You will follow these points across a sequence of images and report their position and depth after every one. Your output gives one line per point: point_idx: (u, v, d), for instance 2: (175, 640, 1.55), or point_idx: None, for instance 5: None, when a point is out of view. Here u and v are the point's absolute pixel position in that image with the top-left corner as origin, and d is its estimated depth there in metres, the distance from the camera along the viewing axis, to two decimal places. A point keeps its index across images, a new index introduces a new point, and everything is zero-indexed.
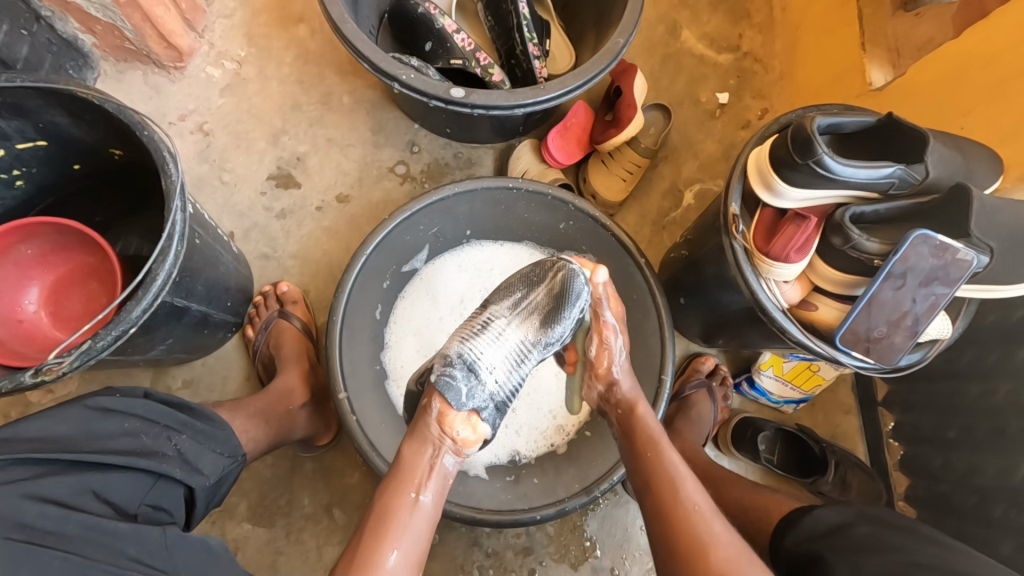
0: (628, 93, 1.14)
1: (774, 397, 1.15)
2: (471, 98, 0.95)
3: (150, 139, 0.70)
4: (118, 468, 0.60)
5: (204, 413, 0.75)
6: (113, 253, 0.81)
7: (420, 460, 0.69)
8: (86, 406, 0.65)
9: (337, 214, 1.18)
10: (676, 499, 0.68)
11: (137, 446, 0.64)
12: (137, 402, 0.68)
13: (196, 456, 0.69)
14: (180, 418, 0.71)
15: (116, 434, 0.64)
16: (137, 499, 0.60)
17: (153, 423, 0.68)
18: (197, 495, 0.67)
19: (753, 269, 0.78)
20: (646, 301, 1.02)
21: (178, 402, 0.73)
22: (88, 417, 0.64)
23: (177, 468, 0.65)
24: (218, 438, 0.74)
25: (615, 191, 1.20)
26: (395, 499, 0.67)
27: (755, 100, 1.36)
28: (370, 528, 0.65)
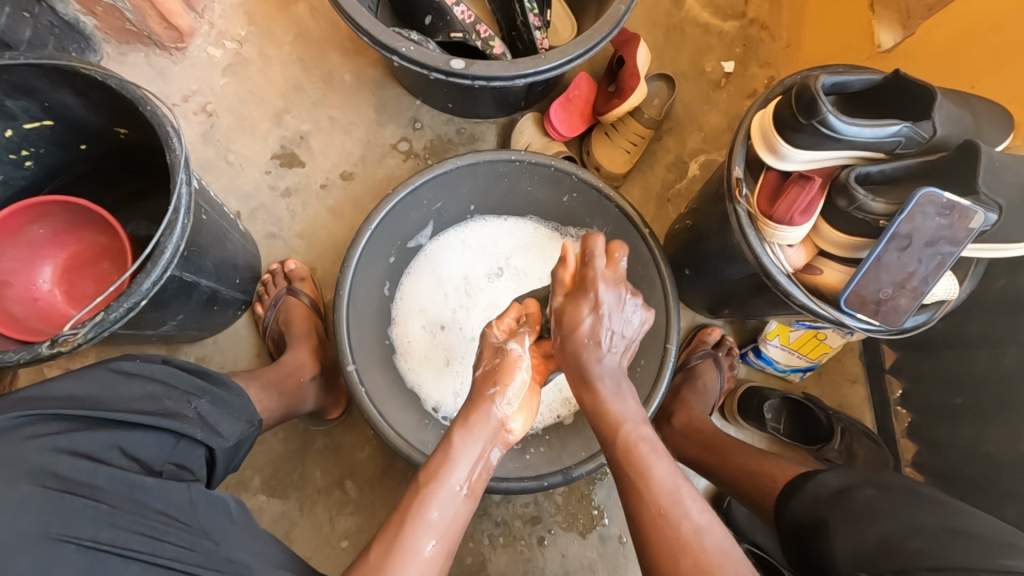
0: (631, 62, 1.12)
1: (781, 366, 1.15)
2: (472, 70, 0.94)
3: (153, 115, 0.70)
4: (143, 427, 0.61)
5: (221, 380, 0.76)
6: (122, 230, 0.82)
7: (468, 449, 0.71)
8: (109, 369, 0.66)
9: (341, 192, 1.19)
10: (649, 485, 0.64)
11: (160, 408, 0.65)
12: (159, 367, 0.69)
13: (216, 419, 0.70)
14: (199, 384, 0.72)
15: (138, 395, 0.65)
16: (161, 457, 0.61)
17: (174, 387, 0.69)
18: (217, 455, 0.69)
19: (757, 233, 0.77)
20: (651, 271, 1.03)
21: (195, 369, 0.74)
22: (112, 379, 0.65)
23: (198, 428, 0.67)
24: (235, 404, 0.75)
25: (619, 164, 1.19)
26: (438, 484, 0.67)
27: (761, 69, 1.34)
28: (395, 518, 0.64)
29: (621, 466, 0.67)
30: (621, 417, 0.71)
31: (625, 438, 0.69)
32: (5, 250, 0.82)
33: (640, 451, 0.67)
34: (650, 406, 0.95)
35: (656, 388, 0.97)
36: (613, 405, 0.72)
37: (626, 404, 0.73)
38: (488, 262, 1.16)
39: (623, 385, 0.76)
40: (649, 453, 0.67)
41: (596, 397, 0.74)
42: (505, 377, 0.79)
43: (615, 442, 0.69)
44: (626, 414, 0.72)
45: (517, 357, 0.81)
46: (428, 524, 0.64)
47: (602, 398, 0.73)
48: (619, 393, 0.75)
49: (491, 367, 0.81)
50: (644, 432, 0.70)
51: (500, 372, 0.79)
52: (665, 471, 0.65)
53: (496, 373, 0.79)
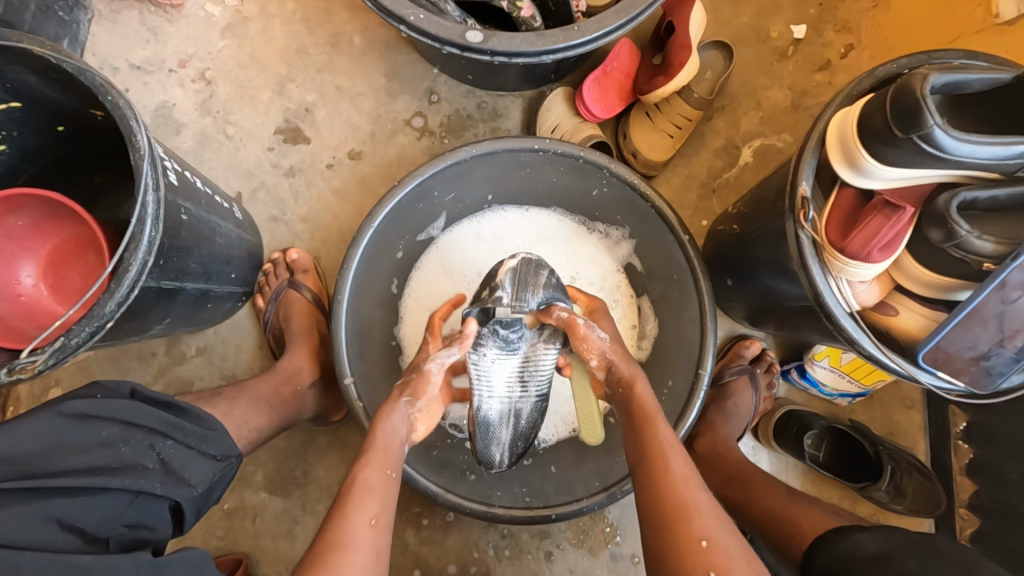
0: (682, 31, 0.95)
1: (828, 389, 1.03)
2: (490, 45, 0.80)
3: (114, 106, 0.61)
4: (84, 493, 0.52)
5: (198, 412, 0.65)
6: (94, 221, 0.75)
7: (392, 437, 0.67)
8: (59, 412, 0.56)
9: (349, 172, 1.08)
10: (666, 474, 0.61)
11: (113, 461, 0.55)
12: (120, 403, 0.59)
13: (183, 465, 0.60)
14: (167, 418, 0.61)
15: (90, 444, 0.55)
16: (111, 522, 0.53)
17: (136, 427, 0.59)
18: (184, 507, 0.60)
19: (822, 265, 0.63)
20: (686, 283, 0.90)
21: (166, 400, 0.63)
22: (59, 426, 0.55)
23: (157, 483, 0.57)
24: (210, 439, 0.65)
25: (659, 150, 1.04)
26: (365, 467, 0.62)
27: (838, 36, 1.14)
28: (334, 509, 0.59)
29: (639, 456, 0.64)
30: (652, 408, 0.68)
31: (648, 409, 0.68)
32: None
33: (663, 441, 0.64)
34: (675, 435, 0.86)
35: (684, 416, 0.86)
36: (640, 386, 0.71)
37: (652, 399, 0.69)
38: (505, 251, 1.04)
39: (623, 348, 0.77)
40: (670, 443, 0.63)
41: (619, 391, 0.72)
42: (420, 384, 0.74)
43: (637, 415, 0.68)
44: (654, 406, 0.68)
45: (432, 373, 0.75)
46: (359, 516, 0.58)
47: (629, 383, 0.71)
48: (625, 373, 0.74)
49: (407, 382, 0.75)
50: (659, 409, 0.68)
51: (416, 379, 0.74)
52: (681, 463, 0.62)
53: (415, 381, 0.74)
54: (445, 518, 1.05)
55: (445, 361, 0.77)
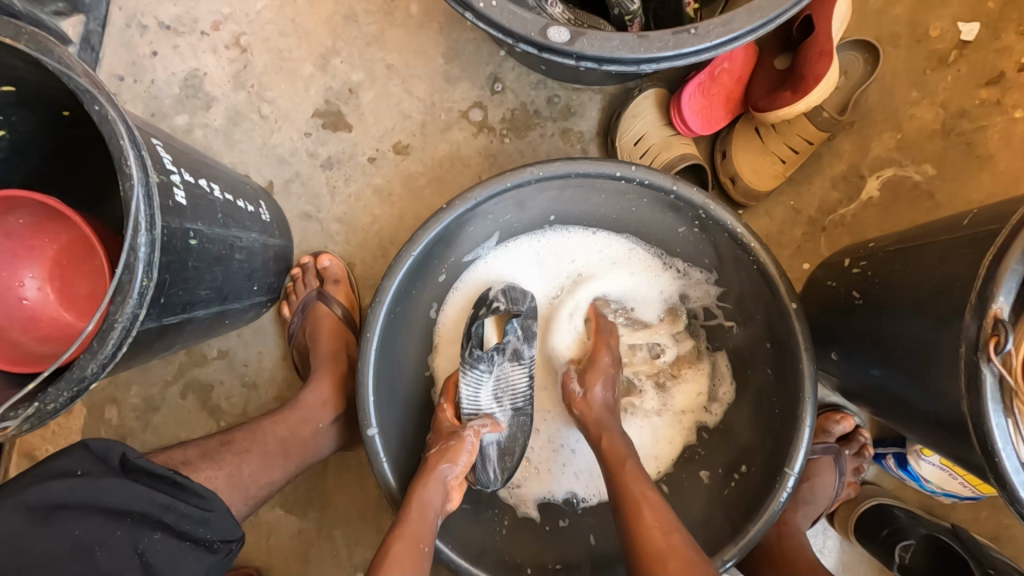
0: (823, 33, 0.73)
1: (930, 486, 0.86)
2: (578, 47, 0.62)
3: (101, 119, 0.48)
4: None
5: (196, 488, 0.56)
6: (79, 220, 0.64)
7: (428, 513, 0.68)
8: (31, 505, 0.49)
9: (393, 169, 0.94)
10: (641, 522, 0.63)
11: (88, 569, 0.49)
12: (102, 487, 0.51)
13: (170, 565, 0.52)
14: (155, 505, 0.52)
15: (63, 547, 0.49)
16: None
17: (119, 518, 0.51)
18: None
19: (1002, 410, 0.47)
20: (786, 357, 0.73)
21: (160, 476, 0.54)
22: (28, 524, 0.48)
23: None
24: (209, 523, 0.56)
25: (766, 178, 0.84)
26: (398, 539, 0.65)
27: (1022, 40, 0.88)
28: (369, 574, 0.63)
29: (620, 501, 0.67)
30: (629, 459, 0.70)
31: (636, 488, 0.67)
32: None
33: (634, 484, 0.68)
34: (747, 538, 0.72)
35: (760, 518, 0.72)
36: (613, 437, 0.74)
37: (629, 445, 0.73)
38: (561, 279, 0.89)
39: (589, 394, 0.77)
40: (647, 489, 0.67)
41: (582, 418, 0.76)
42: (455, 457, 0.74)
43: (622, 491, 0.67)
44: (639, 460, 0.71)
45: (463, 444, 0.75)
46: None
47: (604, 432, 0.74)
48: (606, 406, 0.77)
49: (443, 448, 0.75)
50: (651, 492, 0.67)
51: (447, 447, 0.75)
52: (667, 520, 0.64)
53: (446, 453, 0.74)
54: None
55: (451, 470, 0.73)
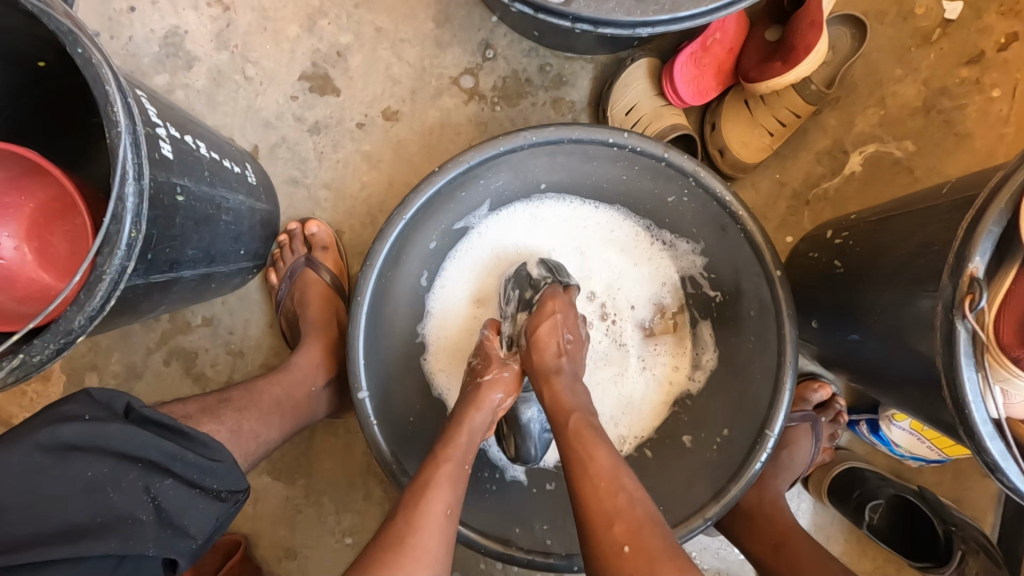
0: (814, 4, 0.74)
1: (899, 450, 0.90)
2: (574, 8, 0.62)
3: (86, 63, 0.46)
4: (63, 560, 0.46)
5: (201, 439, 0.55)
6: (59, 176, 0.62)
7: (476, 437, 0.69)
8: (42, 444, 0.48)
9: (382, 135, 0.93)
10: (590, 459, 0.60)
11: (99, 513, 0.48)
12: (111, 431, 0.50)
13: (180, 513, 0.52)
14: (164, 452, 0.52)
15: (74, 489, 0.48)
16: None
17: (130, 463, 0.50)
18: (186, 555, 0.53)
19: (974, 364, 0.49)
20: (767, 325, 0.76)
21: (165, 425, 0.53)
22: (40, 464, 0.48)
23: (147, 543, 0.49)
24: (215, 475, 0.55)
25: (754, 151, 0.85)
26: (446, 461, 0.64)
27: (1002, 20, 0.90)
28: (407, 497, 0.61)
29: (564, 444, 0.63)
30: (574, 404, 0.66)
31: (575, 423, 0.64)
32: None
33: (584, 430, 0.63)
34: (726, 497, 0.75)
35: (737, 478, 0.75)
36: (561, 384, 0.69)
37: (579, 398, 0.68)
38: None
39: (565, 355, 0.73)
40: (595, 434, 0.63)
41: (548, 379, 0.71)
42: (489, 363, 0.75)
43: (563, 430, 0.64)
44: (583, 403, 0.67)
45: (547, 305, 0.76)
46: (432, 504, 0.60)
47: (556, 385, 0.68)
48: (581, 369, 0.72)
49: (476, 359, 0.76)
50: (600, 447, 0.61)
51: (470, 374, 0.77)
52: (606, 457, 0.61)
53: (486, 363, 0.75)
54: None
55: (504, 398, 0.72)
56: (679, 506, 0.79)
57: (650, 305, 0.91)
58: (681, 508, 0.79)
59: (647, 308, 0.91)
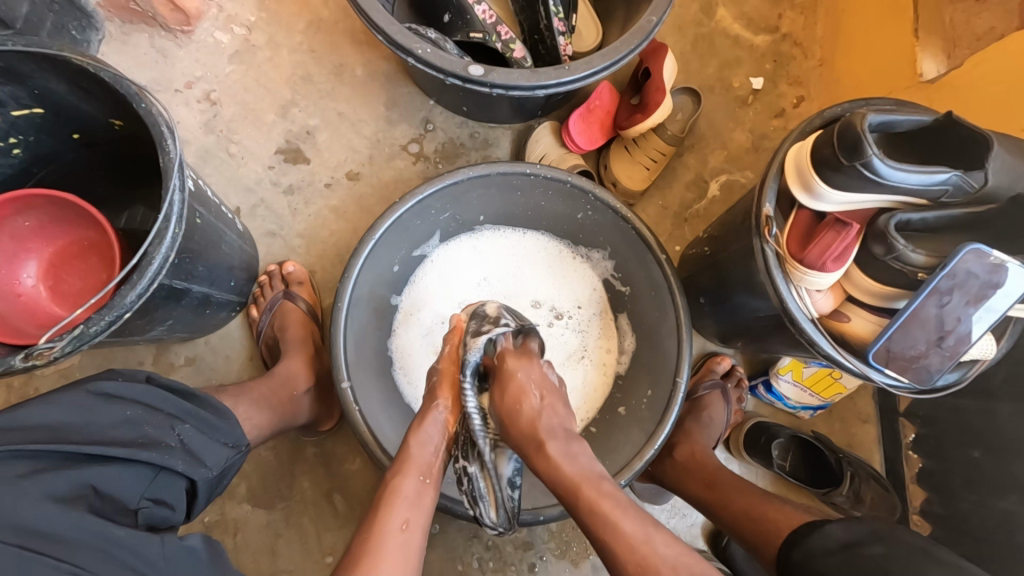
0: (657, 75, 1.06)
1: (791, 403, 1.11)
2: (491, 77, 0.89)
3: (148, 113, 0.66)
4: (119, 461, 0.57)
5: (209, 402, 0.72)
6: (111, 228, 0.78)
7: (424, 450, 0.73)
8: (89, 391, 0.62)
9: (346, 193, 1.14)
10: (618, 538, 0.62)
11: (140, 437, 0.61)
12: (140, 388, 0.65)
13: (199, 448, 0.66)
14: (183, 406, 0.68)
15: (117, 422, 0.61)
16: (139, 492, 0.58)
17: (156, 411, 0.65)
18: (199, 487, 0.65)
19: (784, 275, 0.72)
20: (663, 298, 0.98)
21: (181, 390, 0.70)
22: (89, 403, 0.61)
23: (179, 460, 0.63)
24: (221, 428, 0.71)
25: (637, 180, 1.14)
26: (404, 479, 0.70)
27: (791, 88, 1.28)
28: (369, 516, 0.66)
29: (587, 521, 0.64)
30: (577, 477, 0.67)
31: (588, 493, 0.65)
32: None
33: (604, 506, 0.64)
34: (656, 440, 0.91)
35: (663, 422, 0.92)
36: (554, 450, 0.69)
37: (578, 463, 0.68)
38: (516, 304, 1.10)
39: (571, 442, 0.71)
40: (616, 507, 0.64)
41: (549, 464, 0.68)
42: (443, 391, 0.78)
43: (577, 505, 0.66)
44: (586, 469, 0.68)
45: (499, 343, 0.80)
46: (387, 524, 0.65)
47: (552, 461, 0.68)
48: (570, 450, 0.70)
49: (431, 383, 0.81)
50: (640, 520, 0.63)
51: (440, 384, 0.80)
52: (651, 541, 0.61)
53: (437, 388, 0.79)
54: (430, 530, 1.06)
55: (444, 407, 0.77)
56: (620, 454, 0.95)
57: (588, 306, 1.11)
58: (623, 456, 0.94)
59: (582, 308, 1.11)
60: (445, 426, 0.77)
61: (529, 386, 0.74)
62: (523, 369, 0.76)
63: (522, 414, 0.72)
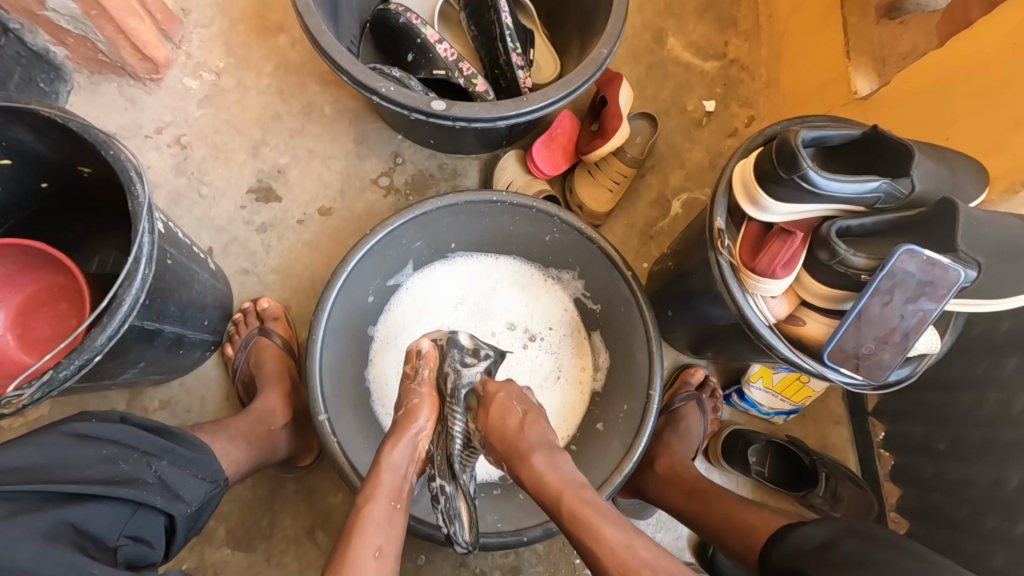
0: (614, 103, 1.12)
1: (764, 408, 1.14)
2: (453, 111, 0.93)
3: (116, 159, 0.68)
4: (96, 499, 0.57)
5: (185, 437, 0.72)
6: (80, 273, 0.78)
7: (394, 474, 0.73)
8: (62, 432, 0.62)
9: (319, 227, 1.16)
10: (600, 544, 0.65)
11: (116, 474, 0.61)
12: (115, 427, 0.65)
13: (177, 483, 0.66)
14: (160, 443, 0.67)
15: (92, 461, 0.61)
16: (115, 531, 0.57)
17: (132, 448, 0.65)
18: (177, 523, 0.65)
19: (739, 284, 0.77)
20: (632, 313, 1.01)
21: (157, 427, 0.70)
22: (65, 444, 0.61)
23: (158, 496, 0.62)
24: (199, 462, 0.71)
25: (602, 202, 1.19)
26: (373, 503, 0.70)
27: (742, 108, 1.36)
28: (340, 545, 0.66)
29: (572, 529, 0.68)
30: (558, 485, 0.70)
31: (570, 502, 0.69)
32: None
33: (588, 513, 0.68)
34: (634, 453, 0.93)
35: (639, 435, 0.94)
36: (538, 460, 0.73)
37: (561, 473, 0.72)
38: (492, 328, 1.12)
39: (555, 453, 0.75)
40: (597, 513, 0.67)
41: (533, 474, 0.72)
42: (416, 408, 0.78)
43: (560, 512, 0.69)
44: (569, 478, 0.71)
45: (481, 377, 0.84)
46: (360, 550, 0.65)
47: (536, 471, 0.72)
48: (553, 462, 0.74)
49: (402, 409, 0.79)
50: (615, 521, 0.67)
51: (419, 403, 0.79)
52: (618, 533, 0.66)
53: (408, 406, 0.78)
54: (416, 561, 1.04)
55: (423, 428, 0.77)
56: (600, 470, 0.96)
57: (559, 327, 1.14)
58: (603, 471, 0.96)
59: (555, 328, 1.14)
60: (417, 449, 0.76)
61: (514, 404, 0.78)
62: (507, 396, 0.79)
63: (508, 430, 0.75)
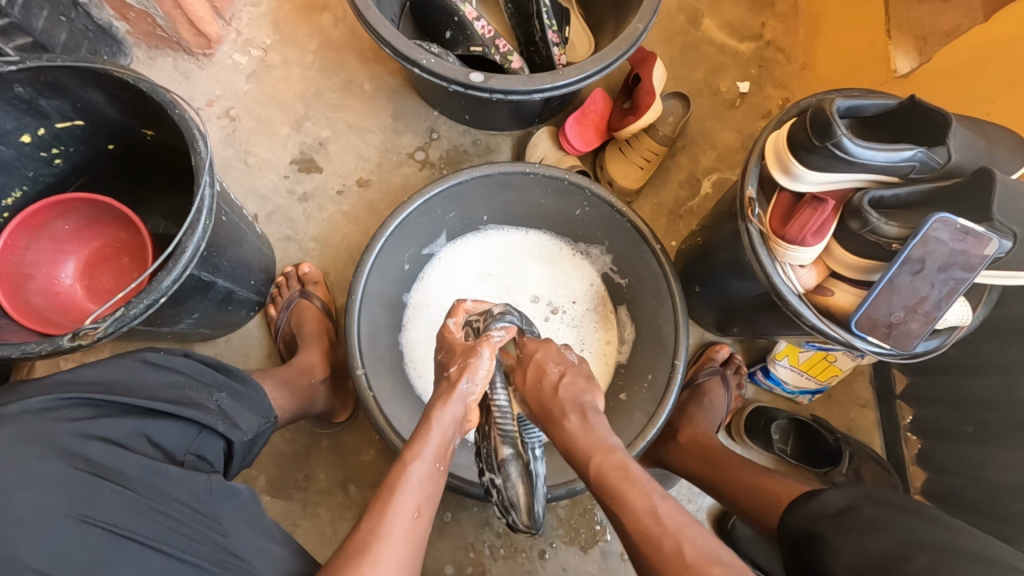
0: (646, 80, 1.13)
1: (789, 387, 1.15)
2: (490, 83, 0.96)
3: (181, 118, 0.73)
4: (167, 417, 0.64)
5: (239, 375, 0.80)
6: (144, 229, 0.85)
7: (442, 432, 0.70)
8: (137, 359, 0.69)
9: (357, 198, 1.21)
10: (625, 506, 0.62)
11: (182, 397, 0.68)
12: (179, 358, 0.72)
13: (234, 412, 0.73)
14: (218, 377, 0.75)
15: (163, 385, 0.68)
16: (184, 446, 0.64)
17: (196, 380, 0.72)
18: (234, 448, 0.71)
19: (768, 253, 0.78)
20: (660, 286, 1.02)
21: (217, 364, 0.77)
22: (139, 368, 0.68)
23: (219, 420, 0.69)
24: (252, 399, 0.78)
25: (632, 179, 1.20)
26: (415, 461, 0.67)
27: (776, 90, 1.35)
28: (379, 498, 0.63)
29: (603, 495, 0.65)
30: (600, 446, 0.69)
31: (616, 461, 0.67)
32: (30, 243, 0.84)
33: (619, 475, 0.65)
34: (658, 419, 0.95)
35: (662, 404, 0.96)
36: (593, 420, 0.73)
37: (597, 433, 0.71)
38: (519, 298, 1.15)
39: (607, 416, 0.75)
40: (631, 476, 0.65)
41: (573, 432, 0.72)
42: (468, 367, 0.74)
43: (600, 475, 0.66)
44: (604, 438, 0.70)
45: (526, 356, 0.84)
46: (401, 502, 0.63)
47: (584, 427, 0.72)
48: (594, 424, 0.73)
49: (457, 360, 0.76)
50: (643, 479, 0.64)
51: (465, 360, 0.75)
52: (643, 493, 0.62)
53: (461, 366, 0.75)
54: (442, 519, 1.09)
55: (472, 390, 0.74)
56: (622, 438, 0.98)
57: (583, 300, 1.16)
58: (626, 437, 0.98)
59: (583, 301, 1.16)
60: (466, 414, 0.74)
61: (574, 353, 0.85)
62: (547, 355, 0.81)
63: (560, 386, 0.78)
